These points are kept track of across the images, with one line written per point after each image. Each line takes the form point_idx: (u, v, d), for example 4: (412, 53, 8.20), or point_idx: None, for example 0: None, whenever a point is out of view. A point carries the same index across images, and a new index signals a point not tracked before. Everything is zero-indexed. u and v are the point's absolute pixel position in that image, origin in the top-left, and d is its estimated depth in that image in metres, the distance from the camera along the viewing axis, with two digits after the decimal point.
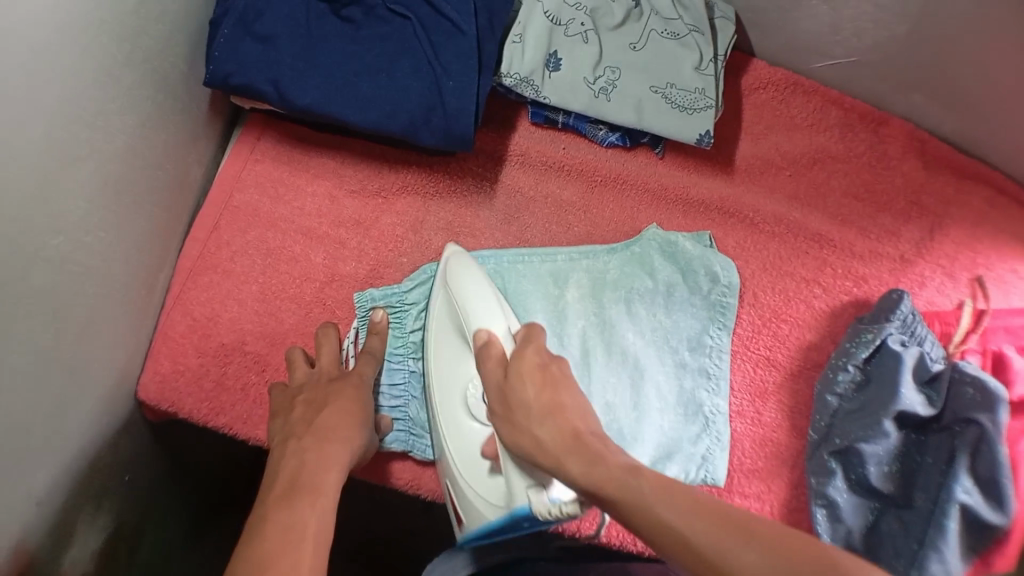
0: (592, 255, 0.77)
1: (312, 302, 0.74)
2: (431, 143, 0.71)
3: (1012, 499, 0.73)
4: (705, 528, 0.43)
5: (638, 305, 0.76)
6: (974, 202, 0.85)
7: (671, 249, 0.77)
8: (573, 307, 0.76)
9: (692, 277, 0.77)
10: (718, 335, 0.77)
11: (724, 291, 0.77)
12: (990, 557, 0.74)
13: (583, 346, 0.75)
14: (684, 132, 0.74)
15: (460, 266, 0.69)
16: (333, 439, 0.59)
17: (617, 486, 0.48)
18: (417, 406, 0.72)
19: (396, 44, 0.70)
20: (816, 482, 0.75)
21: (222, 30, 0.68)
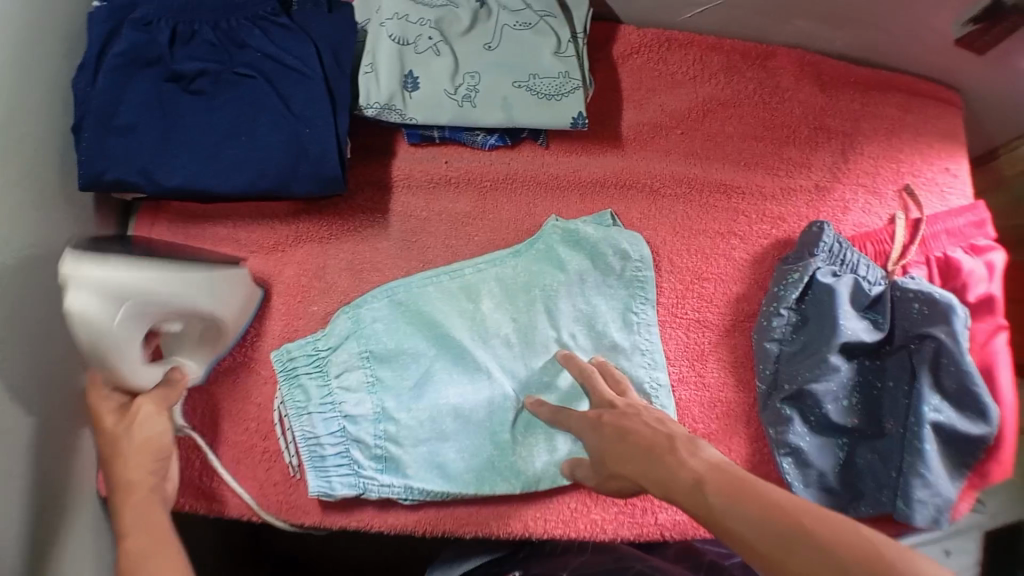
0: (499, 261, 0.76)
1: (234, 366, 0.75)
2: (306, 192, 0.72)
3: (992, 407, 0.75)
4: (771, 532, 0.45)
5: (557, 297, 0.76)
6: (886, 111, 0.83)
7: (573, 237, 0.77)
8: (491, 318, 0.75)
9: (601, 260, 0.77)
10: (642, 309, 0.77)
11: (638, 265, 0.77)
12: (986, 467, 0.77)
13: (510, 347, 0.75)
14: (558, 120, 0.74)
15: (87, 291, 0.57)
16: (149, 515, 0.58)
17: (697, 490, 0.50)
18: (360, 449, 0.71)
19: (252, 103, 0.71)
20: (775, 432, 0.75)
21: (83, 134, 0.68)
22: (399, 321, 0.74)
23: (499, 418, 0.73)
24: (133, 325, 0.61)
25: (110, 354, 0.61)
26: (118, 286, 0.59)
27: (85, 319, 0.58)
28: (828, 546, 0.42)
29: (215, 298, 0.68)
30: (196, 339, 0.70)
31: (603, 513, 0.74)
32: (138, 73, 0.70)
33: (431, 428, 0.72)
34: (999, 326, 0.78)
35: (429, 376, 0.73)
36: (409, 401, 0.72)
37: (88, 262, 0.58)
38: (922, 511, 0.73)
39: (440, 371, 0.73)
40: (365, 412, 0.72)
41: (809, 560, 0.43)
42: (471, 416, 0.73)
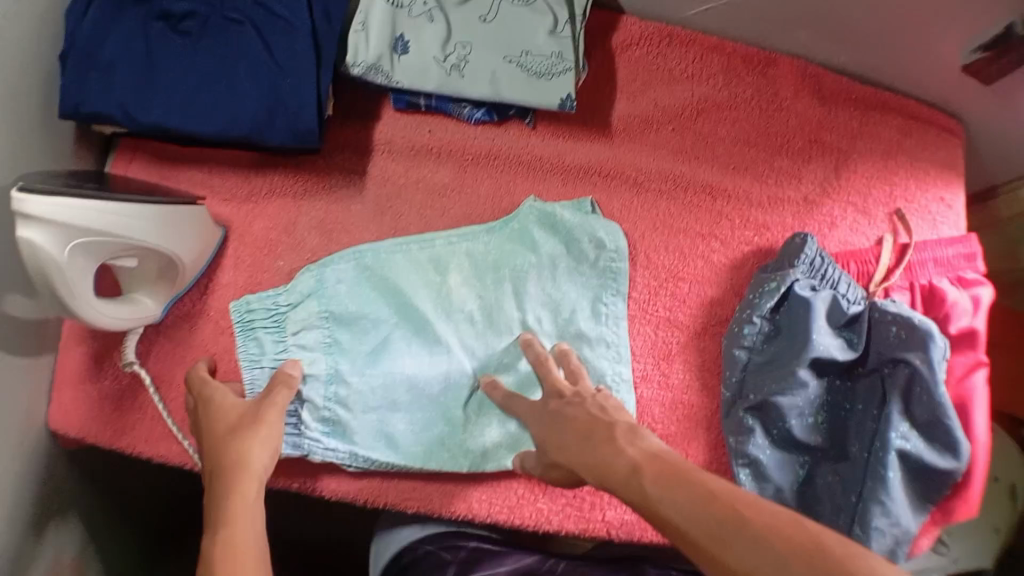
0: (472, 237, 0.75)
1: (193, 315, 0.76)
2: (281, 143, 0.72)
3: (963, 444, 0.72)
4: (701, 517, 0.45)
5: (528, 278, 0.74)
6: (884, 133, 0.82)
7: (550, 220, 0.75)
8: (456, 292, 0.74)
9: (575, 247, 0.75)
10: (612, 302, 0.75)
11: (612, 256, 0.75)
12: (951, 505, 0.75)
13: (473, 327, 0.74)
14: (544, 100, 0.73)
15: (33, 225, 0.61)
16: (247, 494, 0.58)
17: (634, 477, 0.50)
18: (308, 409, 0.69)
19: (237, 51, 0.71)
20: (735, 441, 0.73)
21: (66, 66, 0.69)
22: (365, 286, 0.73)
23: (452, 391, 0.72)
24: (82, 261, 0.65)
25: (59, 290, 0.64)
26: (62, 220, 0.62)
27: (33, 251, 0.61)
28: (756, 524, 0.42)
29: (168, 235, 0.69)
30: (151, 274, 0.72)
31: (549, 504, 0.71)
32: (131, 9, 0.71)
33: (382, 397, 0.71)
34: (978, 361, 0.77)
35: (387, 344, 0.72)
36: (364, 365, 0.71)
37: (38, 195, 0.61)
38: (878, 539, 0.70)
39: (400, 340, 0.72)
40: (318, 372, 0.70)
41: (734, 540, 0.42)
42: (424, 389, 0.72)
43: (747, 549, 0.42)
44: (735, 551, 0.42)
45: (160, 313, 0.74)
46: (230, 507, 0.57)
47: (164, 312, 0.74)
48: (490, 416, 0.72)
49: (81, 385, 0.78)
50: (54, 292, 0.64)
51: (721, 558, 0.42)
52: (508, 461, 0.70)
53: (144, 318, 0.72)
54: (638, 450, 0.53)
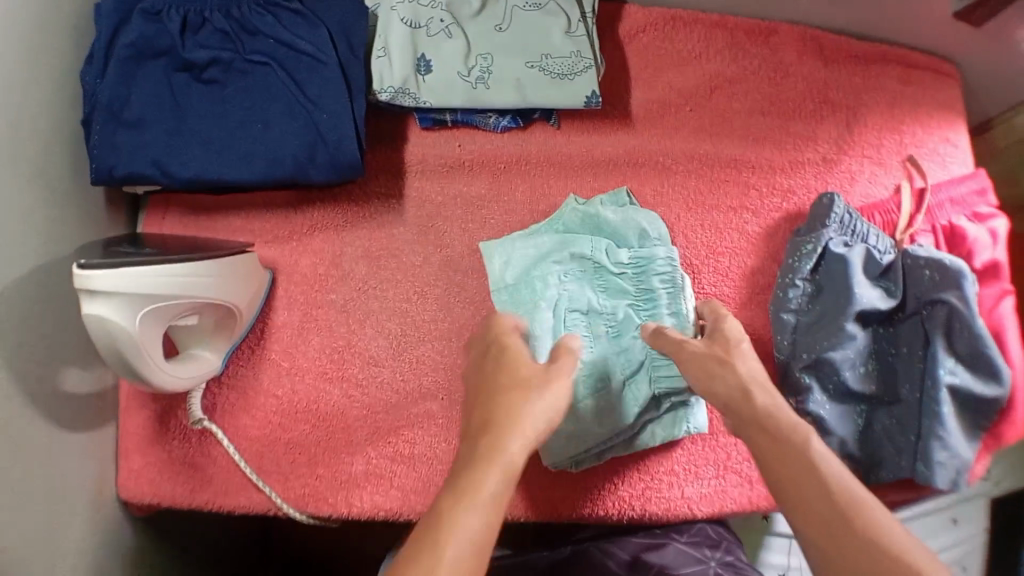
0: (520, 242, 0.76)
1: (251, 355, 0.77)
2: (324, 178, 0.74)
3: (1004, 368, 0.75)
4: (784, 466, 0.48)
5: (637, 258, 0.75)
6: (889, 84, 0.85)
7: (593, 219, 0.76)
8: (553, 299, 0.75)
9: (621, 239, 0.76)
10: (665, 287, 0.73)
11: (657, 242, 0.75)
12: (998, 428, 0.78)
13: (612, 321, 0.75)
14: (572, 100, 0.74)
15: (101, 298, 0.61)
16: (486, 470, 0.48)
17: (744, 403, 0.54)
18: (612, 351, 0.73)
19: (265, 92, 0.73)
20: (796, 402, 0.76)
21: (95, 128, 0.71)
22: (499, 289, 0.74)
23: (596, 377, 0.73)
24: (148, 327, 0.65)
25: (132, 360, 0.65)
26: (130, 290, 0.62)
27: (104, 325, 0.62)
28: (885, 545, 0.42)
29: (222, 287, 0.71)
30: (205, 331, 0.73)
31: (631, 491, 0.74)
32: (150, 63, 0.72)
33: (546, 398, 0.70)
34: (1004, 291, 0.80)
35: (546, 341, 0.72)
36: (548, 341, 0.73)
37: (100, 269, 0.61)
38: (941, 473, 0.74)
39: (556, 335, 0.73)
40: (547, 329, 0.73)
41: (855, 546, 0.43)
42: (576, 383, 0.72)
43: (820, 508, 0.45)
44: (817, 513, 0.45)
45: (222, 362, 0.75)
46: (507, 411, 0.52)
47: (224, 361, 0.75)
48: (647, 387, 0.71)
49: (148, 445, 0.80)
50: (127, 364, 0.65)
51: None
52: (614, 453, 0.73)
53: (208, 371, 0.73)
54: (744, 375, 0.56)
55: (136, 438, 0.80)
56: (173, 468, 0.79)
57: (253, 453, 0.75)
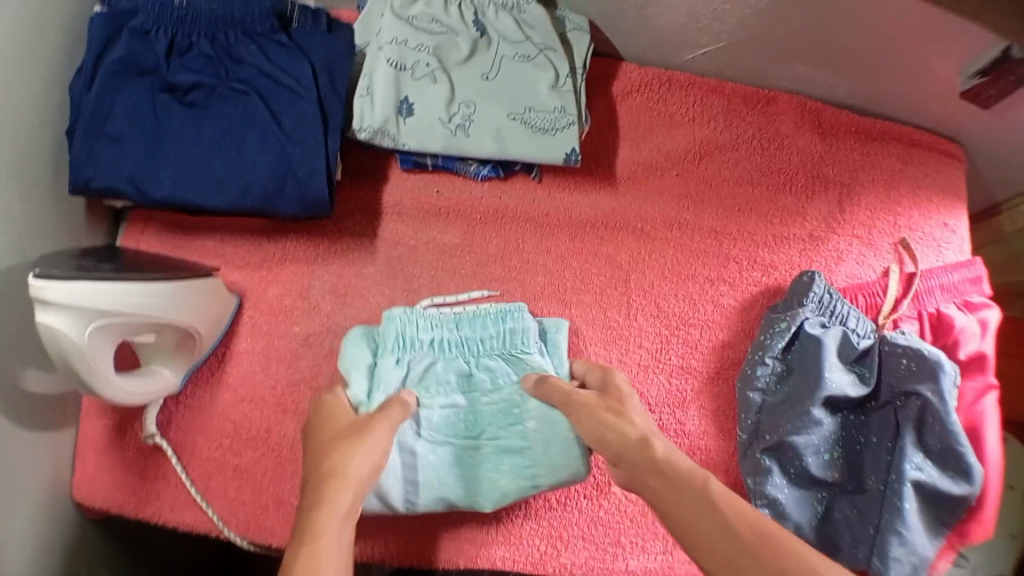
0: (386, 371, 0.71)
1: (212, 380, 0.78)
2: (292, 211, 0.75)
3: (976, 467, 0.73)
4: (674, 507, 0.49)
5: (402, 355, 0.73)
6: (887, 162, 0.83)
7: (401, 344, 0.72)
8: (429, 440, 0.70)
9: (396, 360, 0.72)
10: (478, 325, 0.73)
11: (441, 322, 0.73)
12: (964, 525, 0.75)
13: (456, 381, 0.73)
14: (551, 155, 0.73)
15: (56, 310, 0.62)
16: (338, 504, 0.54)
17: (638, 449, 0.55)
18: (486, 403, 0.72)
19: (244, 120, 0.74)
20: (754, 482, 0.74)
21: (75, 139, 0.72)
22: (422, 473, 0.69)
23: (506, 420, 0.71)
24: (102, 340, 0.66)
25: (81, 373, 0.66)
26: (84, 304, 0.63)
27: (53, 336, 0.63)
28: (787, 551, 0.43)
29: (187, 308, 0.72)
30: (167, 347, 0.74)
31: (574, 559, 0.73)
32: (134, 80, 0.73)
33: (520, 467, 0.70)
34: (988, 385, 0.78)
35: (478, 455, 0.71)
36: (462, 468, 0.70)
37: (56, 281, 0.62)
38: (897, 569, 0.71)
39: (476, 439, 0.71)
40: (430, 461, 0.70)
41: (713, 547, 0.45)
42: (513, 432, 0.71)
43: (710, 522, 0.47)
44: (705, 525, 0.47)
45: (180, 379, 0.76)
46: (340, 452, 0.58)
47: (184, 378, 0.77)
48: (532, 362, 0.73)
49: (106, 453, 0.80)
50: (76, 376, 0.66)
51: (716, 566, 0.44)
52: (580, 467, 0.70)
53: (165, 389, 0.74)
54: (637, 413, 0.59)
55: (93, 445, 0.80)
56: (127, 479, 0.80)
57: (202, 475, 0.76)
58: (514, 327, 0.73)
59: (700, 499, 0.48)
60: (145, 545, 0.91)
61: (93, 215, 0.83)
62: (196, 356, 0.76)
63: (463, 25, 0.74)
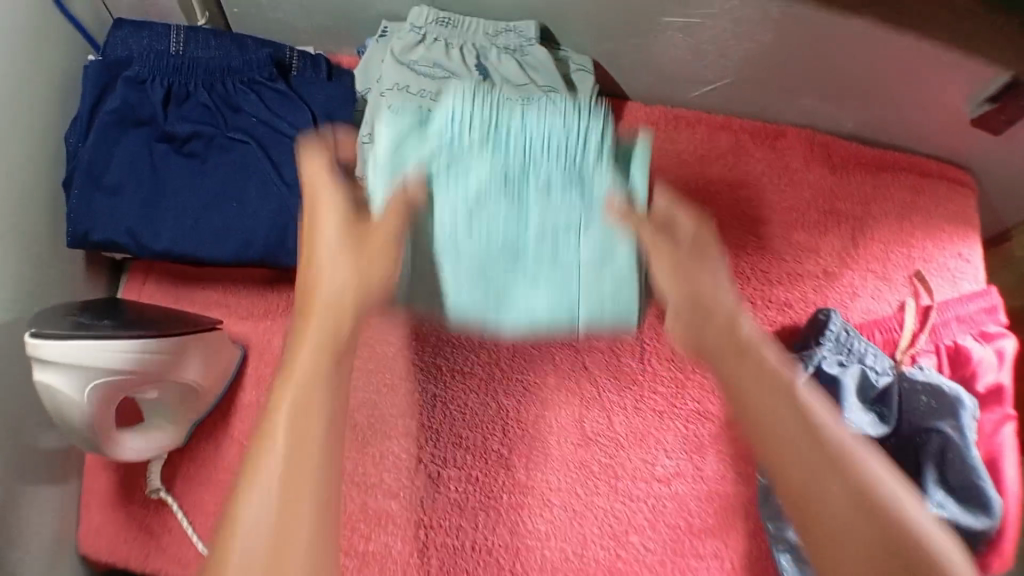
0: (410, 143, 0.56)
1: (221, 434, 0.77)
2: (295, 262, 0.74)
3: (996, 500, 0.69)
4: (804, 449, 0.50)
5: (452, 172, 0.55)
6: (897, 195, 0.82)
7: (459, 118, 0.54)
8: (458, 226, 0.56)
9: (434, 160, 0.55)
10: (537, 122, 0.55)
11: (485, 110, 0.54)
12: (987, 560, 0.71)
13: (495, 186, 0.55)
14: None
15: (54, 368, 0.62)
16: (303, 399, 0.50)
17: (733, 348, 0.56)
18: (539, 197, 0.56)
19: (245, 171, 0.73)
20: (772, 526, 0.70)
21: (70, 191, 0.70)
22: (441, 253, 0.56)
23: (568, 253, 0.57)
24: (105, 400, 0.65)
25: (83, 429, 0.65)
26: (83, 363, 0.62)
27: (52, 393, 0.63)
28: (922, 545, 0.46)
29: (192, 364, 0.70)
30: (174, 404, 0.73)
31: None
32: (131, 130, 0.72)
33: (559, 294, 0.58)
34: (1006, 416, 0.75)
35: (517, 274, 0.58)
36: (499, 301, 0.59)
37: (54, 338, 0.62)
38: None
39: (518, 259, 0.57)
40: (453, 252, 0.57)
41: (861, 533, 0.46)
42: (562, 258, 0.58)
43: (847, 500, 0.47)
44: (848, 502, 0.47)
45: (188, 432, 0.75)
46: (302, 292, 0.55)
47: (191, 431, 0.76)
48: (601, 178, 0.56)
49: (112, 508, 0.79)
50: (77, 431, 0.66)
51: (844, 546, 0.46)
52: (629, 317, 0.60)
53: (173, 442, 0.73)
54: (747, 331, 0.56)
55: (99, 500, 0.79)
56: (134, 534, 0.79)
57: (210, 531, 0.75)
58: (586, 144, 0.56)
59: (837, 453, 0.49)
60: None
61: (94, 266, 0.81)
62: (204, 409, 0.75)
63: (465, 68, 0.72)
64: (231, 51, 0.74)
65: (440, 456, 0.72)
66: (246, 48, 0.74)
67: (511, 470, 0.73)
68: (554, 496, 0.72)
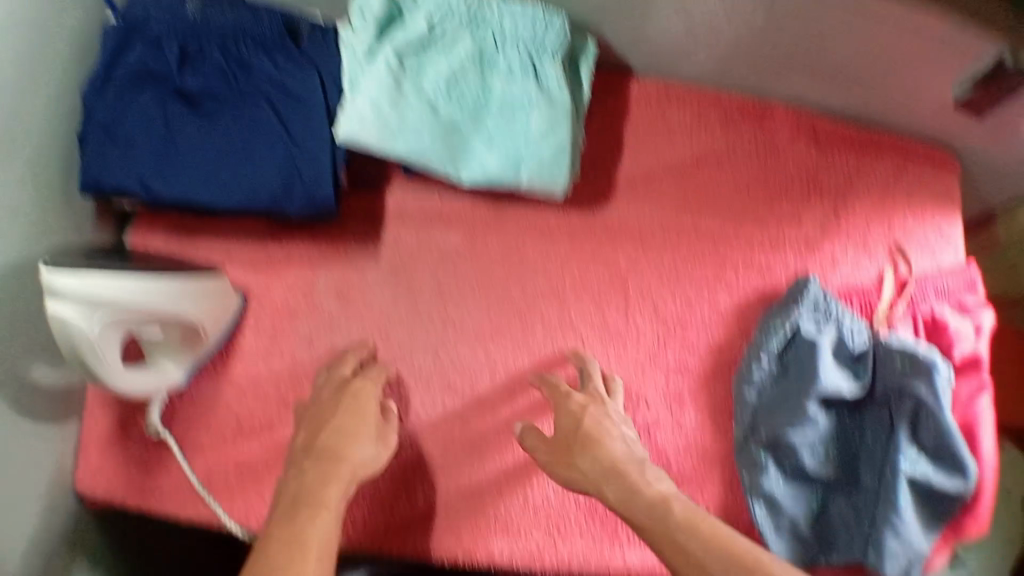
0: (416, 78, 0.73)
1: (216, 378, 0.80)
2: (298, 211, 0.77)
3: (967, 463, 0.72)
4: None
5: (444, 51, 0.74)
6: (881, 170, 0.84)
7: (444, 49, 0.74)
8: (427, 75, 0.73)
9: (419, 18, 0.74)
10: (508, 53, 0.74)
11: (472, 60, 0.74)
12: (961, 521, 0.74)
13: (469, 59, 0.74)
14: (554, 180, 0.74)
15: (66, 302, 0.66)
16: (313, 552, 0.60)
17: (663, 508, 0.64)
18: (499, 83, 0.74)
19: (251, 124, 0.76)
20: (749, 476, 0.75)
21: (87, 142, 0.75)
22: (396, 98, 0.72)
23: (515, 99, 0.73)
24: (111, 334, 0.69)
25: (90, 362, 0.69)
26: (93, 296, 0.66)
27: (63, 325, 0.66)
28: None
29: (194, 306, 0.74)
30: (174, 343, 0.76)
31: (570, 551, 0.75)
32: (147, 86, 0.76)
33: (509, 154, 0.73)
34: (983, 386, 0.77)
35: (476, 124, 0.73)
36: (460, 138, 0.73)
37: (66, 274, 0.66)
38: (892, 564, 0.71)
39: (480, 112, 0.73)
40: (418, 100, 0.72)
41: None
42: (515, 121, 0.73)
43: None
44: None
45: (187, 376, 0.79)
46: (310, 506, 0.64)
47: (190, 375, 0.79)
48: (552, 64, 0.74)
49: (110, 447, 0.82)
50: (85, 365, 0.69)
51: None
52: (560, 185, 0.74)
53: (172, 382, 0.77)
54: (663, 491, 0.66)
55: (97, 439, 0.82)
56: (130, 473, 0.82)
57: (203, 468, 0.79)
58: (547, 33, 0.74)
59: (748, 567, 0.59)
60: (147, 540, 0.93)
61: (100, 215, 0.85)
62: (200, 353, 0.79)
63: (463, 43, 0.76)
64: (245, 16, 0.77)
65: (429, 401, 0.77)
66: (258, 12, 0.77)
67: (498, 413, 0.76)
68: None
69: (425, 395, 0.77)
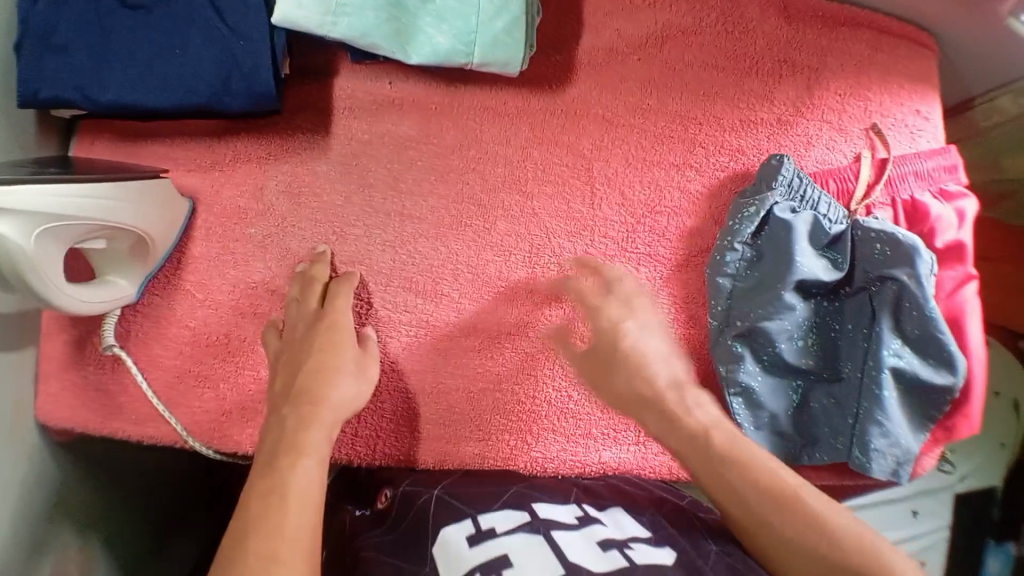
0: None
1: (171, 289, 0.76)
2: (240, 106, 0.73)
3: (955, 356, 0.69)
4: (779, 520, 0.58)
5: None
6: (855, 48, 0.79)
7: None
8: None
9: None
10: None
11: None
12: (952, 421, 0.73)
13: None
14: (508, 57, 0.71)
15: (2, 216, 0.59)
16: (306, 495, 0.57)
17: (694, 430, 0.64)
18: None
19: (187, 17, 0.71)
20: (726, 371, 0.73)
21: (22, 50, 0.71)
22: None
23: None
24: (52, 247, 0.63)
25: (33, 283, 0.62)
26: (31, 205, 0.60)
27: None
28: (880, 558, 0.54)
29: (137, 211, 0.69)
30: (122, 254, 0.72)
31: (546, 453, 0.73)
32: None
33: (461, 33, 0.70)
34: (967, 274, 0.74)
35: (423, 2, 0.70)
36: (407, 19, 0.70)
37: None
38: (878, 461, 0.70)
39: None
40: None
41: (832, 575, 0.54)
42: None
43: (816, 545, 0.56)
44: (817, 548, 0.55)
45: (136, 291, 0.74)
46: (288, 453, 0.59)
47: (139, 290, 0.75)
48: None
49: (68, 372, 0.77)
50: (28, 286, 0.63)
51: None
52: (516, 62, 0.72)
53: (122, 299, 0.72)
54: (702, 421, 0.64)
55: (56, 364, 0.77)
56: (89, 396, 0.77)
57: (165, 384, 0.75)
58: None
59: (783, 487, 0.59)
60: (116, 472, 0.89)
61: (43, 126, 0.78)
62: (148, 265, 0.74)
63: None
64: None
65: (391, 301, 0.75)
66: None
67: (461, 310, 0.75)
68: (507, 340, 0.74)
69: (387, 294, 0.75)
